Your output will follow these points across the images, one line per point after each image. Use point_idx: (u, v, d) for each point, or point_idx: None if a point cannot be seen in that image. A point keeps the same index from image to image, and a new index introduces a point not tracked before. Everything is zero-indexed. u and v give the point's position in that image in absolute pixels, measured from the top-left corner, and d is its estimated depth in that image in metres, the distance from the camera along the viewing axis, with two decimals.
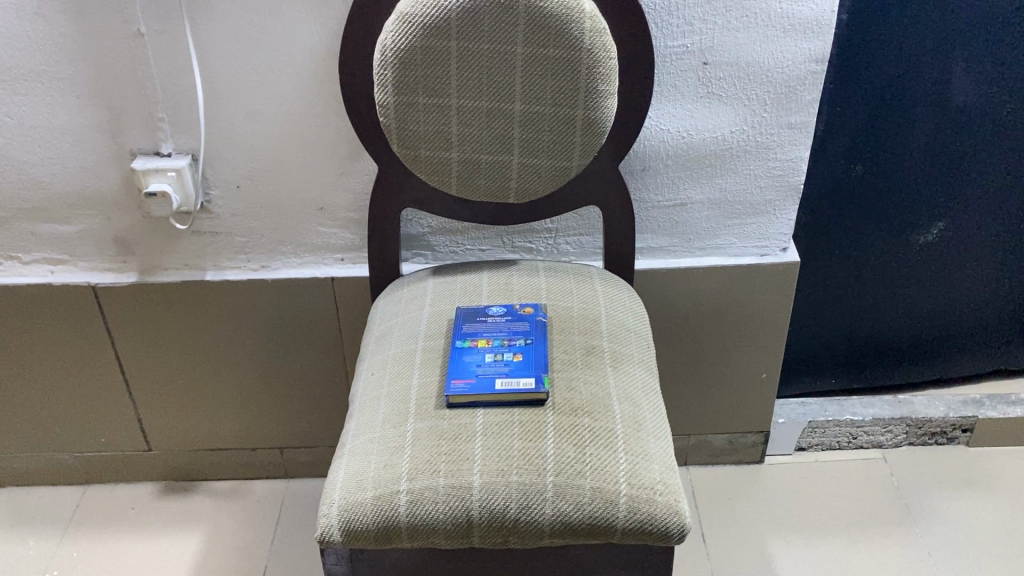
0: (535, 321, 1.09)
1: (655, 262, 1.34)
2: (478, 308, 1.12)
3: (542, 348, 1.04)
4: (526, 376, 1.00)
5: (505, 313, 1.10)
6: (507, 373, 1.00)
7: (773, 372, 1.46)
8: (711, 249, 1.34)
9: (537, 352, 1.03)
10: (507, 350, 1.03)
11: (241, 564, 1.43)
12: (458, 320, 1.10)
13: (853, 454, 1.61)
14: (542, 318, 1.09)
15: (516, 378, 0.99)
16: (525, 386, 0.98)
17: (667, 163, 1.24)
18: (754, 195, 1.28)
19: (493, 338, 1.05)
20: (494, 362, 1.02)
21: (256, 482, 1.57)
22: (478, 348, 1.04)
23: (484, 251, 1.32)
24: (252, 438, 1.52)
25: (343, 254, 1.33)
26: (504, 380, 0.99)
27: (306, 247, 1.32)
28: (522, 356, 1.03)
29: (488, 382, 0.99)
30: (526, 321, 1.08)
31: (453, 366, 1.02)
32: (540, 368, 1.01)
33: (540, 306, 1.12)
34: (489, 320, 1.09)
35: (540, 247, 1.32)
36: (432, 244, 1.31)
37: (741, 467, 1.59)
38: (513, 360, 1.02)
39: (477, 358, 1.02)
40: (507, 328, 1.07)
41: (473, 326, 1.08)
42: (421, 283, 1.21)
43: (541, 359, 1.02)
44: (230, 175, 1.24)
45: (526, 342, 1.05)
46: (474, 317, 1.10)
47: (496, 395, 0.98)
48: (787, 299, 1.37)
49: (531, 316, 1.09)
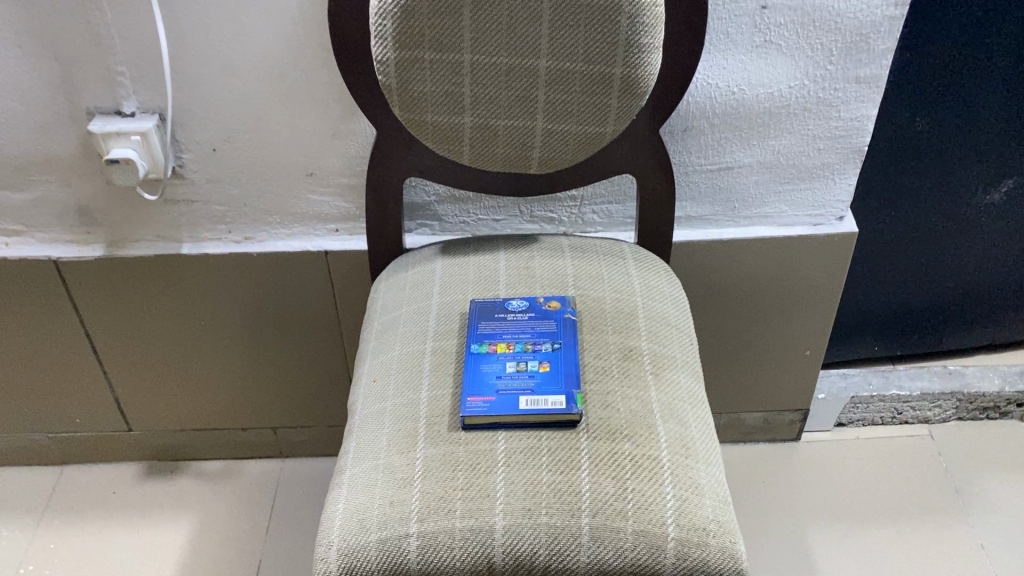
0: (563, 320, 0.93)
1: (695, 233, 1.18)
2: (496, 301, 0.96)
3: (573, 356, 0.89)
4: (556, 394, 0.85)
5: (528, 309, 0.95)
6: (533, 389, 0.85)
7: (818, 348, 1.31)
8: (759, 217, 1.17)
9: (568, 361, 0.88)
10: (532, 360, 0.88)
11: (233, 557, 1.31)
12: (471, 317, 0.94)
13: (897, 430, 1.47)
14: (571, 315, 0.93)
15: (543, 395, 0.85)
16: (554, 406, 0.83)
17: (713, 122, 1.06)
18: (811, 158, 1.11)
19: (515, 343, 0.90)
20: (517, 375, 0.87)
21: (248, 462, 1.44)
22: (498, 356, 0.89)
23: (499, 221, 1.15)
24: (242, 418, 1.38)
25: (339, 224, 1.16)
26: (530, 398, 0.84)
27: (296, 217, 1.15)
28: (551, 367, 0.88)
29: (510, 401, 0.84)
30: (552, 320, 0.93)
31: (468, 379, 0.87)
32: (572, 384, 0.86)
33: (566, 298, 0.96)
34: (510, 319, 0.93)
35: (563, 218, 1.15)
36: (439, 214, 1.14)
37: (776, 446, 1.46)
38: (539, 371, 0.87)
39: (497, 369, 0.88)
40: (530, 330, 0.92)
41: (490, 326, 0.93)
42: (428, 264, 1.05)
43: (573, 371, 0.87)
44: (205, 137, 1.06)
45: (554, 348, 0.90)
46: (491, 314, 0.94)
47: (520, 417, 0.83)
48: (841, 271, 1.21)
49: (559, 313, 0.94)
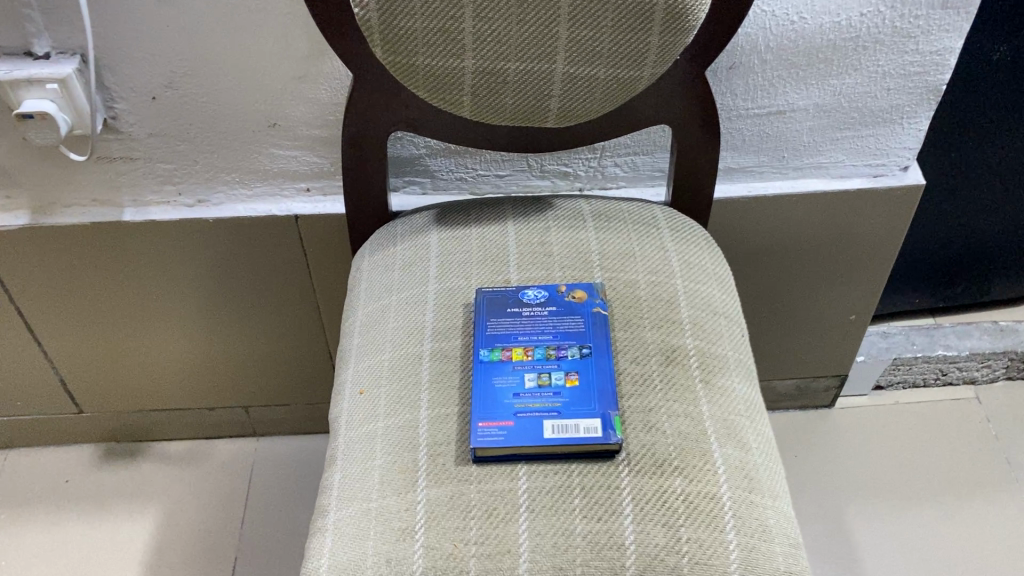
0: (591, 316, 0.76)
1: (735, 187, 1.00)
2: (507, 290, 0.79)
3: (608, 365, 0.72)
4: (590, 418, 0.68)
5: (547, 303, 0.77)
6: (560, 411, 0.69)
7: (864, 312, 1.15)
8: (811, 168, 0.99)
9: (601, 372, 0.71)
10: (557, 371, 0.72)
11: (205, 554, 1.16)
12: (478, 313, 0.77)
13: (940, 393, 1.33)
14: (600, 308, 0.76)
15: (574, 420, 0.68)
16: (588, 435, 0.67)
17: (766, 58, 0.87)
18: (878, 99, 0.92)
19: (534, 349, 0.74)
20: (540, 392, 0.70)
21: (217, 442, 1.28)
22: (515, 367, 0.72)
23: (503, 177, 0.97)
24: (208, 396, 1.21)
25: (310, 183, 0.97)
26: (558, 424, 0.68)
27: (258, 175, 0.96)
28: (581, 380, 0.71)
29: (534, 428, 0.68)
30: (578, 317, 0.76)
31: (479, 398, 0.70)
32: (609, 404, 0.69)
33: (593, 285, 0.79)
34: (525, 317, 0.76)
35: (579, 172, 0.97)
36: (432, 171, 0.95)
37: (807, 413, 1.32)
38: (566, 387, 0.70)
39: (515, 385, 0.71)
40: (552, 331, 0.75)
41: (502, 324, 0.75)
42: (422, 238, 0.87)
43: (609, 386, 0.70)
44: (141, 83, 0.86)
45: (583, 354, 0.73)
46: (503, 309, 0.77)
47: (547, 449, 0.67)
48: (900, 229, 1.04)
49: (585, 307, 0.77)
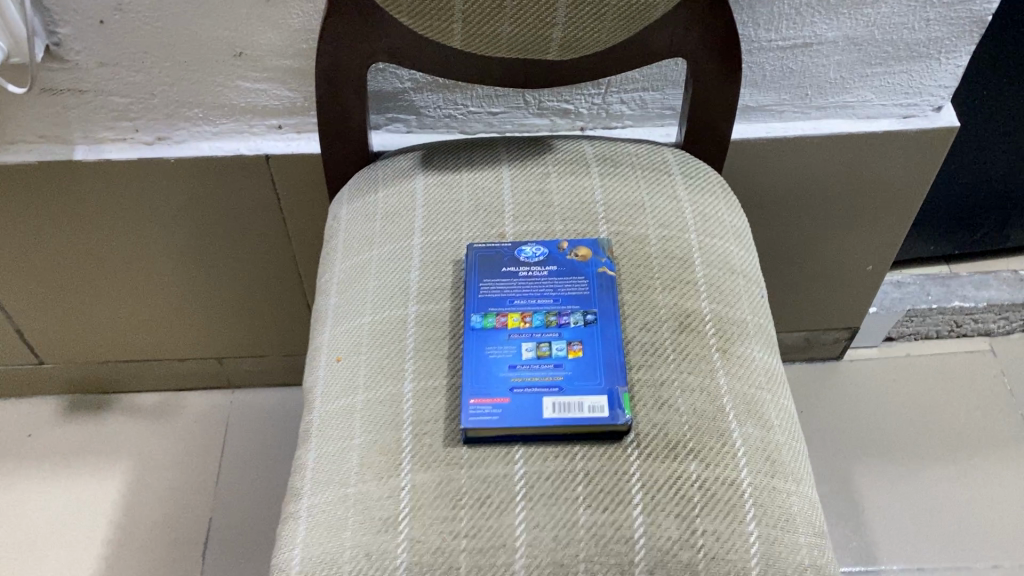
0: (596, 278, 0.68)
1: (753, 128, 0.91)
2: (501, 248, 0.71)
3: (615, 334, 0.64)
4: (596, 395, 0.61)
5: (547, 262, 0.69)
6: (563, 387, 0.61)
7: (882, 263, 1.08)
8: (836, 107, 0.90)
9: (608, 343, 0.64)
10: (559, 341, 0.64)
11: (178, 513, 1.09)
12: (470, 274, 0.69)
13: (953, 345, 1.27)
14: (606, 269, 0.68)
15: (578, 397, 0.61)
16: (594, 414, 0.60)
17: None
18: (915, 31, 0.82)
19: (533, 315, 0.66)
20: (539, 365, 0.63)
21: (190, 394, 1.21)
22: (511, 336, 0.65)
23: (496, 115, 0.87)
24: (180, 347, 1.13)
25: (282, 119, 0.87)
26: (559, 402, 0.60)
27: (224, 111, 0.86)
28: (585, 352, 0.63)
29: (532, 406, 0.60)
30: (582, 279, 0.68)
31: (471, 372, 0.63)
32: (617, 380, 0.62)
33: (598, 242, 0.71)
34: (523, 279, 0.68)
35: (581, 110, 0.88)
36: (417, 107, 0.86)
37: (814, 365, 1.25)
38: (568, 358, 0.63)
39: (512, 356, 0.63)
40: (553, 296, 0.67)
41: (497, 287, 0.68)
42: (407, 184, 0.78)
43: (617, 358, 0.63)
44: (85, 5, 0.75)
45: (587, 321, 0.65)
46: (497, 269, 0.69)
47: (547, 430, 0.60)
48: (927, 176, 0.96)
49: (589, 267, 0.69)
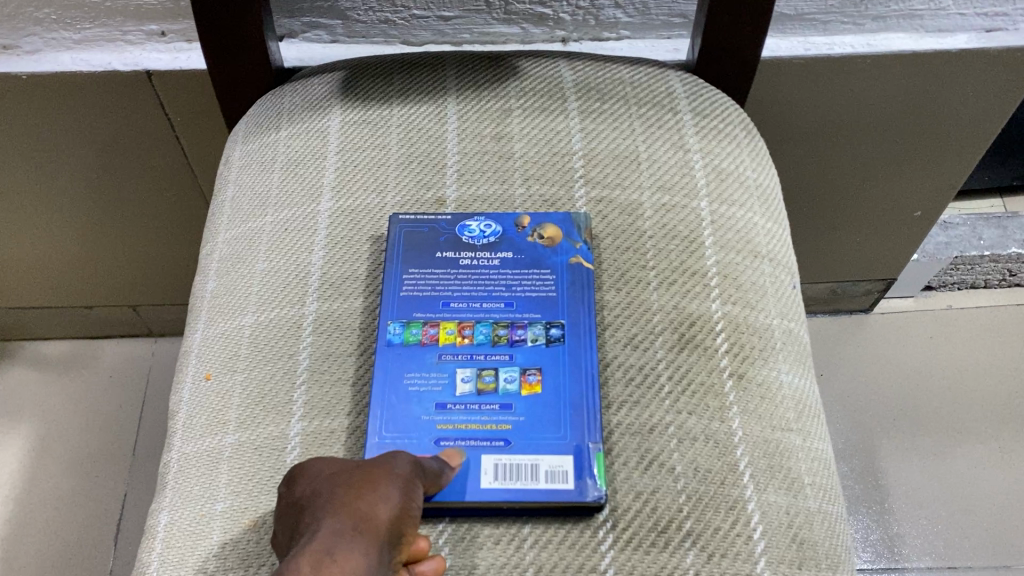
0: (566, 273, 0.49)
1: (788, 44, 0.69)
2: (436, 221, 0.51)
3: (588, 358, 0.46)
4: (556, 455, 0.43)
5: (499, 245, 0.50)
6: (510, 441, 0.43)
7: (935, 207, 0.88)
8: (899, 17, 0.69)
9: (578, 373, 0.46)
10: (509, 368, 0.46)
11: (88, 488, 0.93)
12: (390, 260, 0.50)
13: (1002, 297, 1.08)
14: (580, 259, 0.50)
15: (531, 458, 0.43)
16: (551, 485, 0.42)
17: None
18: None
19: (475, 327, 0.47)
20: (479, 405, 0.45)
21: (105, 343, 1.03)
22: (442, 357, 0.46)
23: (449, 19, 0.66)
24: (84, 293, 0.94)
25: (165, 24, 0.66)
26: (504, 465, 0.43)
27: (85, 11, 0.65)
28: (545, 387, 0.45)
29: (465, 468, 0.42)
30: (546, 274, 0.49)
31: (382, 413, 0.45)
32: (587, 431, 0.44)
33: (572, 218, 0.51)
34: (463, 270, 0.50)
35: (563, 16, 0.66)
36: (342, 8, 0.65)
37: (839, 318, 1.07)
38: (522, 397, 0.45)
39: (441, 390, 0.45)
40: (505, 298, 0.48)
41: (428, 283, 0.49)
42: (318, 120, 0.58)
43: (589, 396, 0.45)
44: None
45: (550, 339, 0.47)
46: (429, 254, 0.50)
47: (484, 507, 0.42)
48: (1007, 105, 0.75)
49: (556, 256, 0.50)
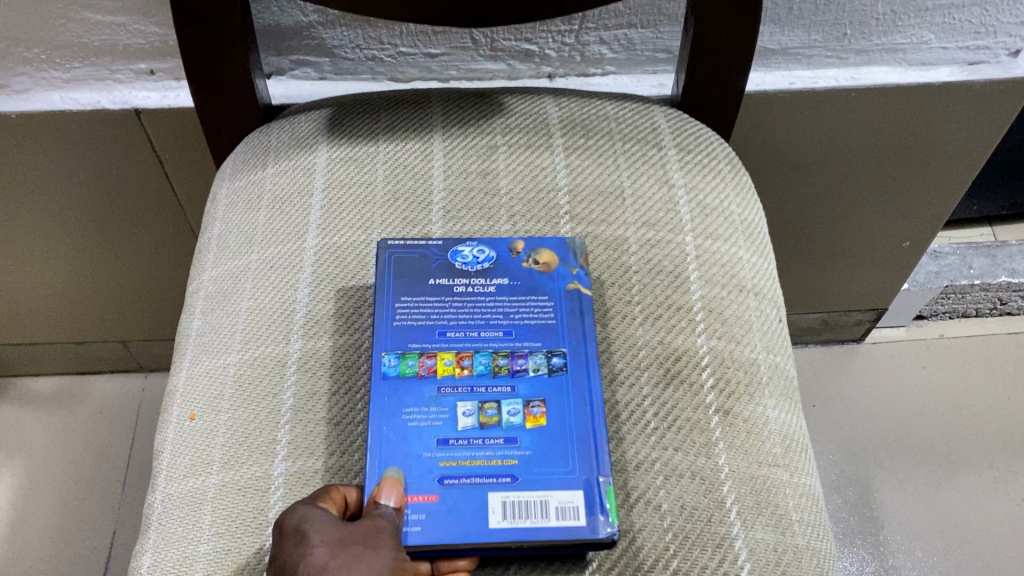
0: (564, 299, 0.49)
1: (773, 78, 0.70)
2: (427, 248, 0.51)
3: (592, 387, 0.46)
4: (567, 490, 0.42)
5: (494, 272, 0.50)
6: (517, 478, 0.43)
7: (924, 237, 0.88)
8: (882, 51, 0.69)
9: (582, 403, 0.45)
10: (512, 400, 0.45)
11: (77, 525, 0.92)
12: (382, 290, 0.49)
13: (995, 326, 1.08)
14: (579, 284, 0.49)
15: (541, 494, 0.42)
16: (563, 522, 0.41)
17: None
18: None
19: (474, 358, 0.46)
20: (482, 440, 0.44)
21: (96, 378, 1.03)
22: (441, 390, 0.45)
23: (436, 56, 0.66)
24: (74, 329, 0.94)
25: (153, 62, 0.67)
26: (512, 503, 0.42)
27: (74, 51, 0.65)
28: (550, 419, 0.45)
29: (472, 509, 0.42)
30: (544, 301, 0.49)
31: (379, 451, 0.43)
32: (595, 464, 0.43)
33: (567, 243, 0.51)
34: (459, 298, 0.49)
35: (549, 52, 0.67)
36: (330, 46, 0.65)
37: (829, 348, 1.07)
38: (525, 431, 0.44)
39: (443, 424, 0.44)
40: (503, 326, 0.48)
41: (422, 313, 0.48)
42: (306, 157, 0.58)
43: (594, 428, 0.44)
44: None
45: (553, 368, 0.46)
46: (421, 282, 0.49)
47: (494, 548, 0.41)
48: (993, 137, 0.75)
49: (553, 282, 0.49)
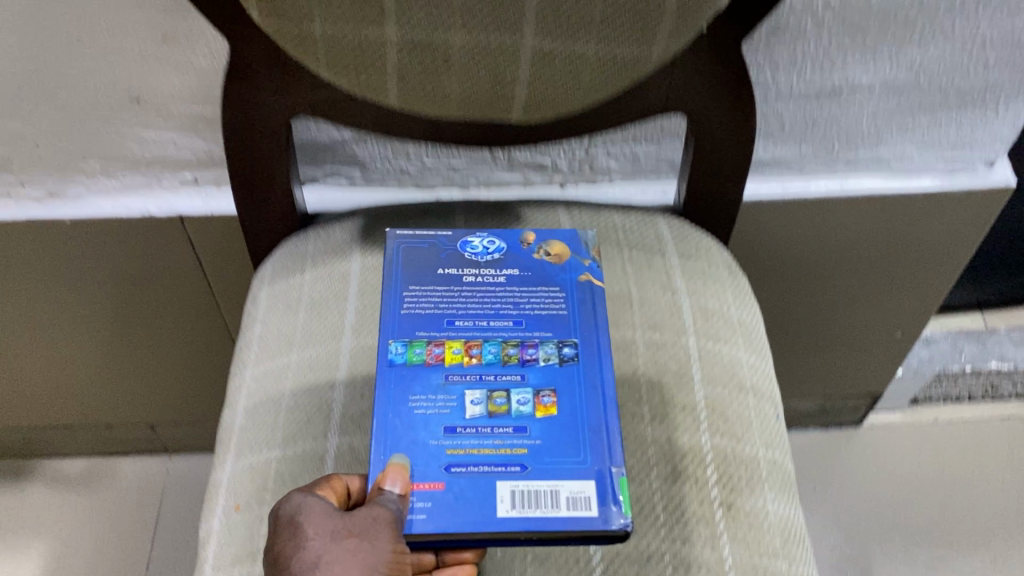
0: (576, 289, 0.53)
1: (767, 186, 0.75)
2: (440, 239, 0.55)
3: (602, 376, 0.49)
4: (578, 481, 0.44)
5: (505, 262, 0.54)
6: (527, 465, 0.44)
7: (913, 328, 0.93)
8: (867, 163, 0.75)
9: (591, 394, 0.48)
10: (521, 389, 0.48)
11: None
12: (397, 277, 0.53)
13: (988, 411, 1.10)
14: (590, 276, 0.54)
15: (551, 484, 0.44)
16: (574, 512, 0.43)
17: (823, 18, 0.62)
18: (967, 75, 0.67)
19: (482, 347, 0.49)
20: (491, 428, 0.46)
21: (121, 460, 1.06)
22: (449, 378, 0.48)
23: (457, 168, 0.72)
24: (105, 413, 0.98)
25: (198, 172, 0.73)
26: (521, 492, 0.43)
27: (126, 163, 0.71)
28: (559, 407, 0.47)
29: (480, 497, 0.43)
30: (556, 289, 0.53)
31: (387, 439, 0.46)
32: (606, 456, 0.45)
33: (578, 237, 0.56)
34: (471, 286, 0.53)
35: (560, 164, 0.73)
36: (361, 160, 0.71)
37: (829, 432, 1.10)
38: (535, 419, 0.46)
39: (451, 412, 0.47)
40: (513, 316, 0.51)
41: (432, 302, 0.52)
42: (341, 264, 0.63)
43: (604, 417, 0.47)
44: None
45: (563, 358, 0.49)
46: (433, 273, 0.53)
47: (502, 537, 0.42)
48: (973, 239, 0.81)
49: (564, 273, 0.54)
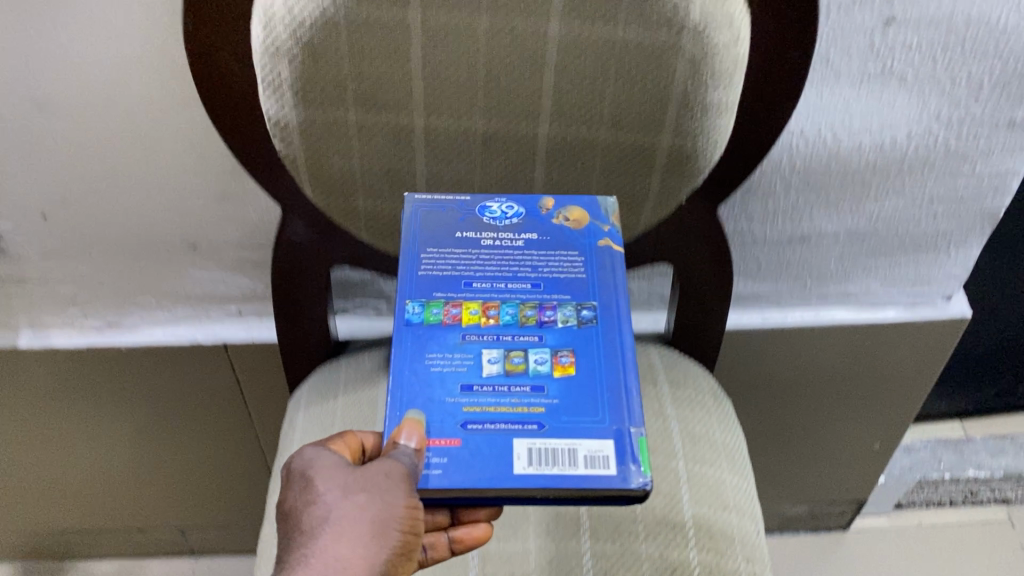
0: (596, 254, 0.54)
1: (748, 318, 0.84)
2: (455, 202, 0.56)
3: (620, 339, 0.50)
4: (596, 440, 0.46)
5: (522, 226, 0.55)
6: (544, 424, 0.46)
7: (890, 441, 1.01)
8: (837, 297, 0.84)
9: (608, 355, 0.50)
10: (538, 349, 0.49)
11: None
12: (412, 237, 0.54)
13: (969, 515, 1.16)
14: (610, 241, 0.55)
15: (568, 442, 0.46)
16: (590, 469, 0.45)
17: (790, 180, 0.72)
18: (920, 225, 0.77)
19: (500, 307, 0.51)
20: (509, 386, 0.48)
21: (150, 562, 1.13)
22: (466, 338, 0.50)
23: None
24: (140, 517, 1.05)
25: (241, 304, 0.82)
26: (538, 450, 0.45)
27: (180, 297, 0.80)
28: (577, 367, 0.49)
29: (497, 454, 0.45)
30: (574, 254, 0.54)
31: (404, 394, 0.47)
32: (623, 416, 0.47)
33: (597, 203, 0.57)
34: (488, 249, 0.54)
35: None
36: (388, 293, 0.81)
37: (820, 536, 1.16)
38: (554, 377, 0.48)
39: (467, 371, 0.49)
40: (532, 278, 0.53)
41: (449, 264, 0.53)
42: (371, 392, 0.72)
43: (621, 377, 0.49)
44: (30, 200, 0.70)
45: (582, 320, 0.51)
46: (449, 234, 0.54)
47: (520, 494, 0.44)
48: (937, 364, 0.89)
49: (584, 238, 0.55)
